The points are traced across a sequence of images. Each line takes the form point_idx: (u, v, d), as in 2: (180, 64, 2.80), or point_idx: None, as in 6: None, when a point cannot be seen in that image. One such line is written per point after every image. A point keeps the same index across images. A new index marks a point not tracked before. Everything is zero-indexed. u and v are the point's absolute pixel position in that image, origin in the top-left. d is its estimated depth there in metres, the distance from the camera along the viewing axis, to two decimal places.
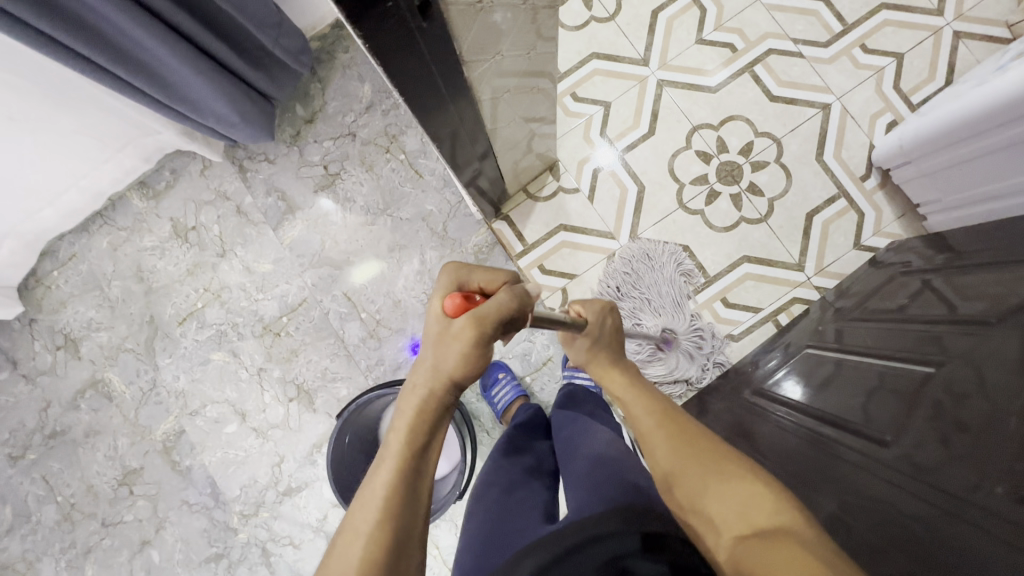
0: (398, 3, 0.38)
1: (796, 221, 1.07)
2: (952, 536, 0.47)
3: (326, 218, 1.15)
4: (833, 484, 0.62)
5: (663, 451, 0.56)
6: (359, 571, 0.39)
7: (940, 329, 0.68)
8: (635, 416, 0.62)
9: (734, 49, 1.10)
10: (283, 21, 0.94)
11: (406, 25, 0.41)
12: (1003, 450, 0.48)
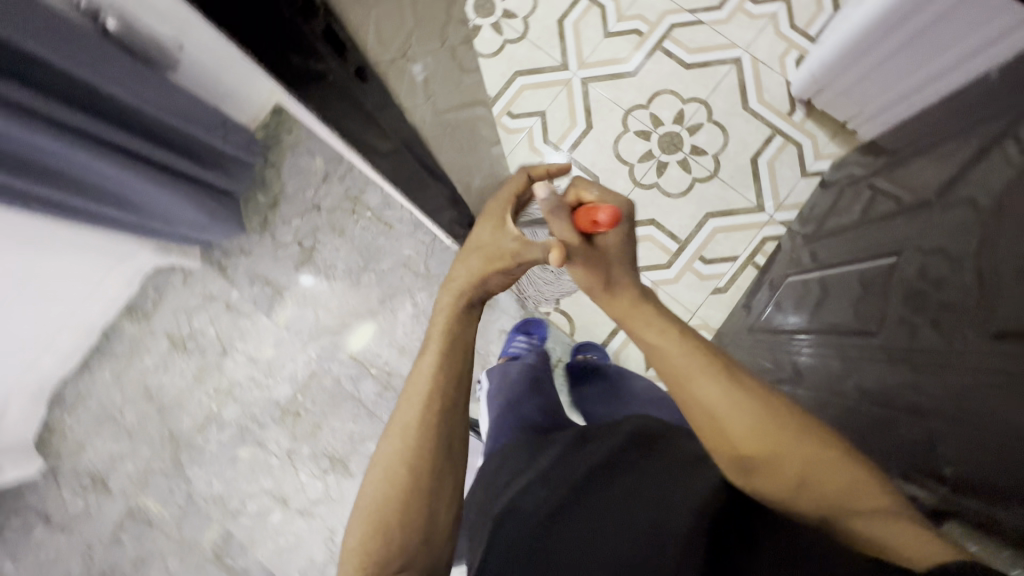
0: (335, 70, 0.42)
1: (743, 168, 1.14)
2: (959, 390, 0.48)
3: (314, 289, 1.19)
4: (852, 380, 0.65)
5: (715, 409, 0.47)
6: (413, 450, 0.48)
7: (894, 219, 0.72)
8: (674, 370, 0.49)
9: (640, 33, 1.19)
10: (228, 120, 1.00)
11: (349, 82, 0.45)
12: (967, 298, 0.49)
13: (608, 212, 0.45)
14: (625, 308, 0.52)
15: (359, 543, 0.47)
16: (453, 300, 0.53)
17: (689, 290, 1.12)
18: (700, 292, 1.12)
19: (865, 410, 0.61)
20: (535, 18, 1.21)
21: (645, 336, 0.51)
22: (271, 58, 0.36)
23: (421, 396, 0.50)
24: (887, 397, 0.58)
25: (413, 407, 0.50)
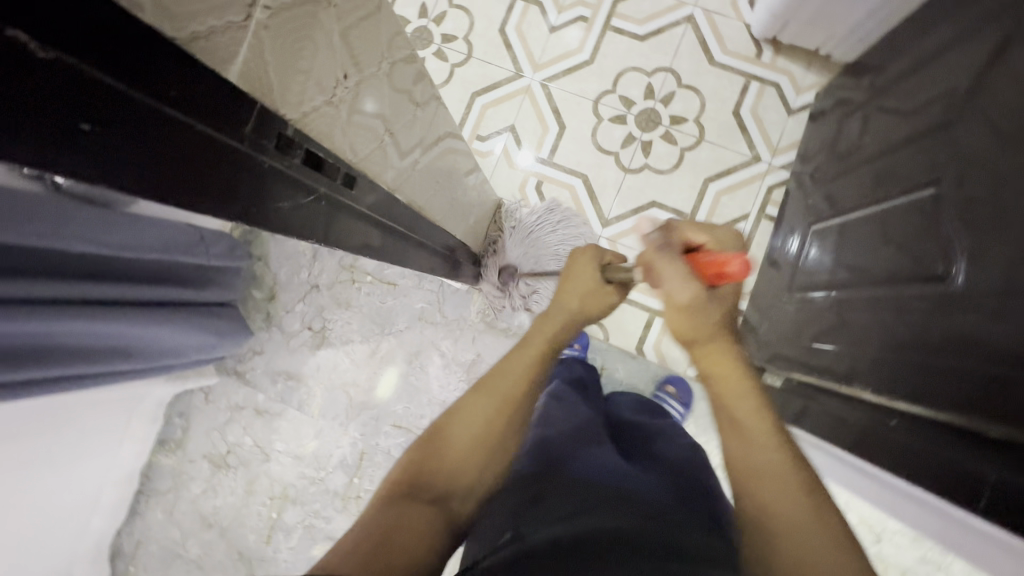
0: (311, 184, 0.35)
1: (728, 123, 1.10)
2: None
3: (338, 369, 1.16)
4: (920, 341, 0.55)
5: (778, 497, 0.43)
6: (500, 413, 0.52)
7: (920, 144, 0.66)
8: (753, 449, 0.46)
9: (585, 18, 1.15)
10: (202, 230, 0.91)
11: (328, 192, 0.38)
12: None
13: (741, 258, 0.44)
14: (720, 369, 0.49)
15: (404, 468, 0.47)
16: (553, 313, 0.60)
17: None
18: None
19: (938, 382, 0.51)
20: (475, 34, 1.17)
21: (729, 399, 0.48)
22: (251, 219, 0.31)
23: (520, 370, 0.55)
24: (967, 359, 0.48)
25: (516, 375, 0.54)
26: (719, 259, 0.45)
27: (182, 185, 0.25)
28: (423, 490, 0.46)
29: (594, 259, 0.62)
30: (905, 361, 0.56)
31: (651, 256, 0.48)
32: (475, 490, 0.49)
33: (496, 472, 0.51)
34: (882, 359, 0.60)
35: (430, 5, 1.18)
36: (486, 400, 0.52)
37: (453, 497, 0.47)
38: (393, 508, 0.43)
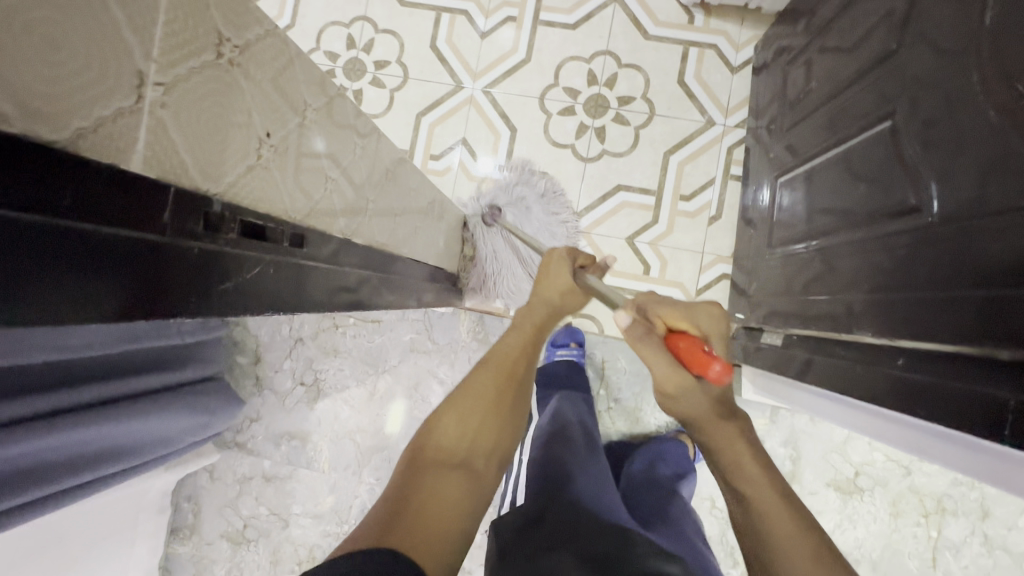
0: (254, 257, 0.34)
1: (676, 93, 1.10)
2: None
3: (340, 418, 1.13)
4: (908, 276, 0.54)
5: (786, 540, 0.42)
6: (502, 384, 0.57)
7: (868, 78, 0.66)
8: (755, 493, 0.45)
9: (514, 18, 1.14)
10: (184, 316, 0.85)
11: (275, 259, 0.36)
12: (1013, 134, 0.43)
13: (720, 362, 0.42)
14: (722, 435, 0.48)
15: (425, 445, 0.51)
16: (535, 303, 0.65)
17: (686, 233, 1.08)
18: (699, 229, 1.08)
19: (937, 313, 0.50)
20: (407, 55, 1.15)
21: (734, 451, 0.47)
22: (195, 313, 0.29)
23: (515, 350, 0.61)
24: (963, 285, 0.47)
25: (513, 354, 0.60)
26: (700, 356, 0.44)
27: (105, 303, 0.23)
28: (448, 457, 0.50)
29: (568, 261, 0.66)
30: (897, 298, 0.55)
31: (636, 345, 0.48)
32: (494, 453, 0.53)
33: (509, 437, 0.56)
34: (876, 301, 0.59)
35: (356, 36, 1.16)
36: (492, 374, 0.58)
37: (475, 460, 0.51)
38: (421, 481, 0.46)
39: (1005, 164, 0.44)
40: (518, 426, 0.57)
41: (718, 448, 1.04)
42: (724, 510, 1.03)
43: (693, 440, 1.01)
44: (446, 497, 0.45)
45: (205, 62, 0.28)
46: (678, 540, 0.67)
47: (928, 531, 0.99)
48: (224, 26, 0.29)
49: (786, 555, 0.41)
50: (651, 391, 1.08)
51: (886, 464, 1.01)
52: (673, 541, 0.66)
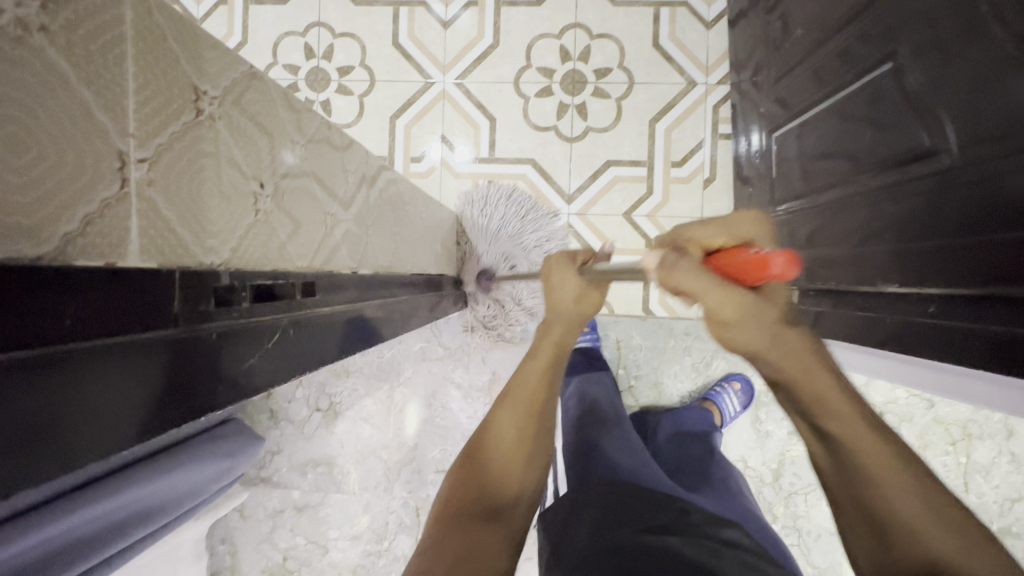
0: (270, 316, 0.32)
1: (652, 58, 1.06)
2: None
3: (362, 438, 1.11)
4: (934, 220, 0.53)
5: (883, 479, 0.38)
6: (524, 421, 0.55)
7: (859, 18, 0.63)
8: (851, 433, 0.39)
9: (475, 2, 1.09)
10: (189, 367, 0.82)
11: (292, 310, 0.34)
12: None
13: (782, 253, 0.34)
14: (798, 364, 0.40)
15: (458, 497, 0.51)
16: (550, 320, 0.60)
17: (683, 200, 1.06)
18: (695, 194, 1.06)
19: (974, 257, 0.48)
20: (370, 57, 1.10)
21: (821, 387, 0.40)
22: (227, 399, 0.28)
23: (531, 379, 0.57)
24: (996, 226, 0.46)
25: (529, 386, 0.57)
26: (753, 260, 0.35)
27: (129, 418, 0.23)
28: (470, 511, 0.50)
29: (569, 262, 0.58)
30: (924, 244, 0.54)
31: (669, 278, 0.38)
32: (519, 499, 0.53)
33: (533, 479, 0.55)
34: (901, 250, 0.58)
35: (313, 44, 1.11)
36: (512, 415, 0.56)
37: (501, 510, 0.51)
38: (458, 536, 0.47)
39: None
40: (541, 464, 0.56)
41: (743, 409, 1.03)
42: (757, 469, 1.04)
43: (718, 406, 0.99)
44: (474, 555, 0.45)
45: (185, 124, 0.25)
46: (727, 502, 0.67)
47: (957, 458, 1.01)
48: (199, 79, 0.26)
49: (881, 478, 0.38)
50: (669, 363, 1.07)
51: (910, 399, 1.02)
52: (719, 501, 0.66)
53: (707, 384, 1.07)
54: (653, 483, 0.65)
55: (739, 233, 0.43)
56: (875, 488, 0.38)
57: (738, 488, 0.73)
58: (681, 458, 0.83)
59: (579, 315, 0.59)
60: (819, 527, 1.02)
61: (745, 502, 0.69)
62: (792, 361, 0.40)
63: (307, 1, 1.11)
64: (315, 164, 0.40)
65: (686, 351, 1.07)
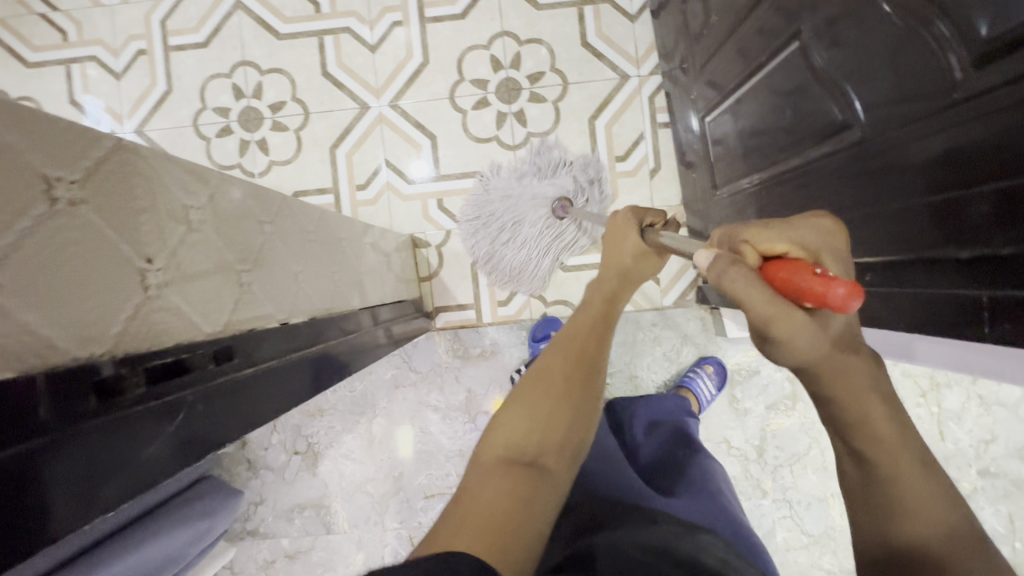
0: (177, 393, 0.30)
1: (583, 57, 1.07)
2: (979, 141, 0.38)
3: (345, 474, 1.09)
4: (854, 190, 0.53)
5: (917, 511, 0.33)
6: (580, 355, 0.46)
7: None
8: (894, 463, 0.33)
9: (400, 22, 1.08)
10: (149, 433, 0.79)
11: (208, 379, 0.33)
12: (915, 31, 0.41)
13: (844, 285, 0.29)
14: (850, 388, 0.33)
15: (504, 433, 0.40)
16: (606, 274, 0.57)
17: (632, 193, 1.07)
18: (643, 186, 1.07)
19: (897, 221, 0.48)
20: (301, 89, 1.08)
21: (868, 413, 0.33)
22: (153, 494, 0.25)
23: (584, 328, 0.49)
24: (912, 192, 0.45)
25: (585, 327, 0.49)
26: (811, 285, 0.30)
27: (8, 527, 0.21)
28: (519, 455, 0.39)
29: (635, 222, 0.59)
30: (851, 214, 0.55)
31: (710, 285, 0.34)
32: (569, 448, 0.42)
33: (586, 429, 0.44)
34: None
35: (241, 83, 1.09)
36: (562, 348, 0.46)
37: (549, 459, 0.40)
38: (498, 475, 0.37)
39: (916, 73, 0.42)
40: (595, 413, 0.45)
41: (719, 391, 1.04)
42: (741, 448, 1.05)
43: (693, 392, 1.00)
44: (517, 502, 0.35)
45: (36, 218, 0.24)
46: (701, 502, 0.66)
47: (930, 409, 1.03)
48: (49, 166, 0.24)
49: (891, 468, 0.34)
50: (641, 356, 1.08)
51: None
52: (696, 503, 0.66)
53: (682, 371, 1.07)
54: (625, 488, 0.65)
55: (810, 244, 0.36)
56: (909, 516, 0.33)
57: (715, 484, 0.72)
58: (658, 451, 0.82)
59: (634, 270, 0.57)
60: (808, 496, 1.03)
61: (722, 500, 0.69)
62: (847, 387, 0.33)
63: (228, 42, 1.09)
64: (224, 222, 0.39)
65: (656, 341, 1.08)
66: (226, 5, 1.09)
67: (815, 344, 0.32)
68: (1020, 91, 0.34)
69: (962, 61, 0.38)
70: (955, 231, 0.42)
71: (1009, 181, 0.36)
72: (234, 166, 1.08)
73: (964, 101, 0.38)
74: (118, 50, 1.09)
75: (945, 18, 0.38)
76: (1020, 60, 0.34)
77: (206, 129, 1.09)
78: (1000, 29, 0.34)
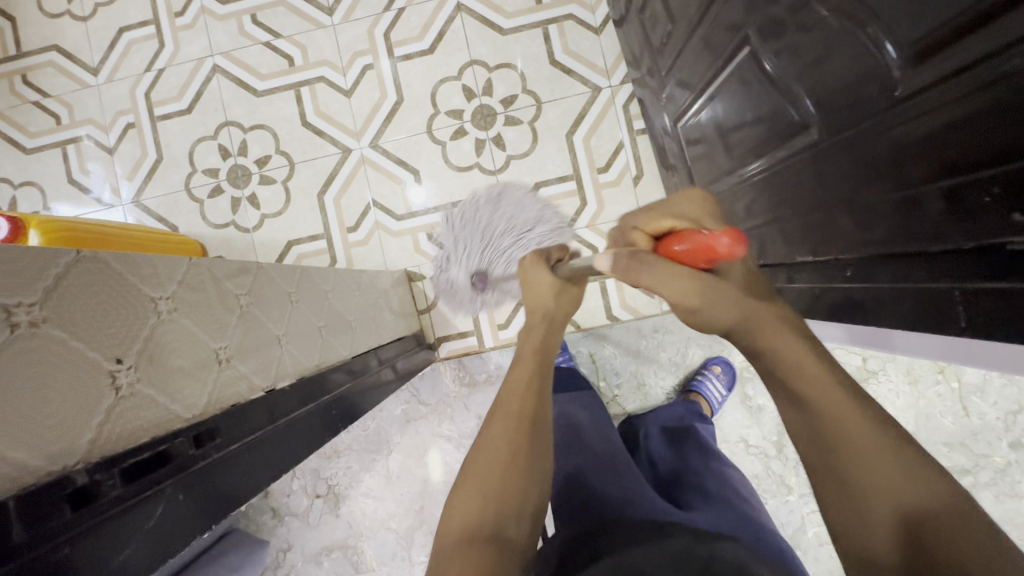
0: (154, 487, 0.32)
1: (553, 75, 1.08)
2: (926, 138, 0.38)
3: (367, 513, 1.09)
4: (819, 188, 0.53)
5: (881, 500, 0.33)
6: (516, 419, 0.49)
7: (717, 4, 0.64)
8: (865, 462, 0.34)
9: (371, 65, 1.11)
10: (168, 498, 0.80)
11: (187, 468, 0.34)
12: (849, 33, 0.42)
13: (727, 234, 0.36)
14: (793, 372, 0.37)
15: (465, 517, 0.43)
16: (531, 320, 0.60)
17: (617, 202, 1.07)
18: (627, 194, 1.07)
19: (862, 220, 0.48)
20: (284, 142, 1.11)
21: (832, 409, 0.35)
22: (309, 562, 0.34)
23: (518, 385, 0.52)
24: (873, 191, 0.45)
25: (520, 390, 0.51)
26: (696, 244, 0.39)
27: None
28: (478, 533, 0.42)
29: (542, 263, 0.62)
30: (820, 211, 0.54)
31: (628, 275, 0.43)
32: (527, 512, 0.45)
33: (541, 490, 0.47)
34: (807, 220, 0.58)
35: (227, 144, 1.12)
36: (503, 419, 0.49)
37: (508, 528, 0.43)
38: (461, 555, 0.40)
39: (860, 70, 0.42)
40: (547, 475, 0.48)
41: (729, 391, 1.03)
42: (760, 445, 1.03)
43: (703, 395, 0.99)
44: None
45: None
46: (716, 511, 0.63)
47: (949, 385, 1.00)
48: (9, 296, 0.26)
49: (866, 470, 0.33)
50: (646, 364, 1.07)
51: None
52: (712, 513, 0.63)
53: (690, 374, 1.06)
54: (639, 507, 0.63)
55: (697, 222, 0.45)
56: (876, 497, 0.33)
57: (733, 494, 0.69)
58: (678, 467, 0.79)
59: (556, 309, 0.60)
60: None
61: (743, 507, 0.66)
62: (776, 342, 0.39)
63: (211, 105, 1.13)
64: (197, 304, 0.40)
65: (660, 347, 1.07)
66: (205, 70, 1.13)
67: (719, 298, 0.40)
68: (960, 85, 0.34)
69: (900, 58, 0.38)
70: (919, 226, 0.41)
71: (960, 176, 0.36)
72: (228, 223, 1.11)
73: (906, 98, 0.38)
74: (108, 127, 1.14)
75: (879, 19, 0.38)
76: (956, 55, 0.34)
77: (198, 191, 1.12)
78: (932, 26, 0.34)
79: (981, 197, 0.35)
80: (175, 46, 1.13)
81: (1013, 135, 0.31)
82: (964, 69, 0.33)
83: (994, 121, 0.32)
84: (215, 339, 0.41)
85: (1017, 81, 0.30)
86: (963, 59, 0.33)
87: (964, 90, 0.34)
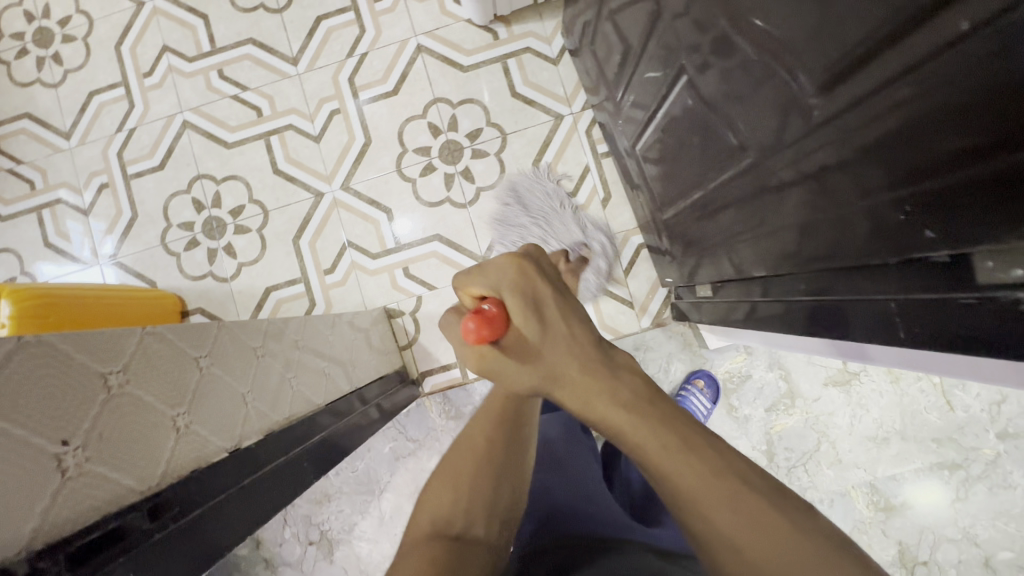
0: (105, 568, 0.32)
1: (516, 106, 1.11)
2: (844, 161, 0.39)
3: (363, 557, 1.07)
4: (765, 205, 0.55)
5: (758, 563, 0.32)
6: (499, 417, 0.51)
7: (658, 34, 0.67)
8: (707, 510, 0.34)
9: (338, 109, 1.13)
10: None
11: (143, 542, 0.34)
12: (768, 61, 0.43)
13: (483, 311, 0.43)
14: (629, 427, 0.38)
15: (432, 515, 0.45)
16: None
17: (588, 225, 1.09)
18: (597, 216, 1.09)
19: (805, 237, 0.50)
20: (256, 190, 1.13)
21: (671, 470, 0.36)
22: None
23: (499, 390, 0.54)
24: (810, 209, 0.47)
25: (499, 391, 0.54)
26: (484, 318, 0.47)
27: None
28: (446, 530, 0.44)
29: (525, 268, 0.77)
30: (771, 227, 0.56)
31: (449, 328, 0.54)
32: (494, 510, 0.47)
33: (509, 488, 0.49)
34: (760, 235, 0.59)
35: (200, 196, 1.13)
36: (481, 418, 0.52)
37: (474, 528, 0.45)
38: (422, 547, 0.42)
39: (781, 98, 0.44)
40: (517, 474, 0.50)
41: (714, 404, 1.03)
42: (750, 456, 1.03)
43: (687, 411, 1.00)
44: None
45: None
46: None
47: (931, 381, 1.00)
48: None
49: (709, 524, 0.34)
50: None
51: None
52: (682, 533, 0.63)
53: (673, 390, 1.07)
54: (609, 522, 0.62)
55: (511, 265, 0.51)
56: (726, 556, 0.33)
57: None
58: None
59: None
60: (829, 492, 1.00)
61: None
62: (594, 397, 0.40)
63: (183, 159, 1.14)
64: (154, 374, 0.40)
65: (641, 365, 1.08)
66: (175, 127, 1.15)
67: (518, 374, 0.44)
68: (863, 112, 0.36)
69: (813, 86, 0.39)
70: (852, 242, 0.43)
71: (877, 197, 0.38)
72: (206, 274, 1.12)
73: (822, 123, 0.40)
74: (82, 188, 1.15)
75: (790, 52, 0.40)
76: (857, 83, 0.35)
77: (174, 244, 1.13)
78: (833, 59, 0.36)
79: (896, 215, 0.37)
80: (145, 105, 1.16)
81: (917, 161, 0.33)
82: (866, 96, 0.35)
83: (894, 145, 0.34)
84: (174, 406, 0.41)
85: (908, 109, 0.32)
86: (864, 89, 0.35)
87: (869, 117, 0.36)
